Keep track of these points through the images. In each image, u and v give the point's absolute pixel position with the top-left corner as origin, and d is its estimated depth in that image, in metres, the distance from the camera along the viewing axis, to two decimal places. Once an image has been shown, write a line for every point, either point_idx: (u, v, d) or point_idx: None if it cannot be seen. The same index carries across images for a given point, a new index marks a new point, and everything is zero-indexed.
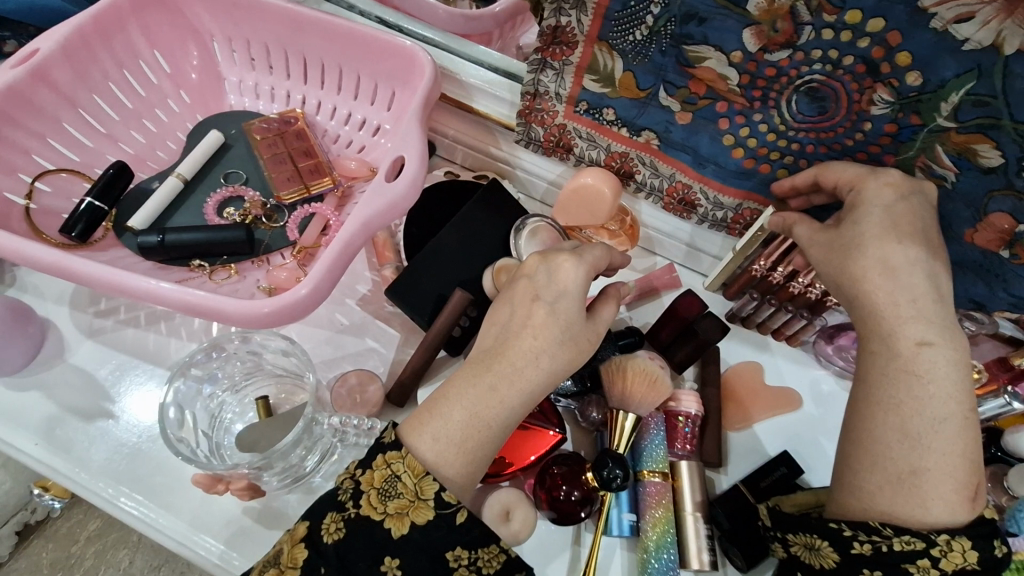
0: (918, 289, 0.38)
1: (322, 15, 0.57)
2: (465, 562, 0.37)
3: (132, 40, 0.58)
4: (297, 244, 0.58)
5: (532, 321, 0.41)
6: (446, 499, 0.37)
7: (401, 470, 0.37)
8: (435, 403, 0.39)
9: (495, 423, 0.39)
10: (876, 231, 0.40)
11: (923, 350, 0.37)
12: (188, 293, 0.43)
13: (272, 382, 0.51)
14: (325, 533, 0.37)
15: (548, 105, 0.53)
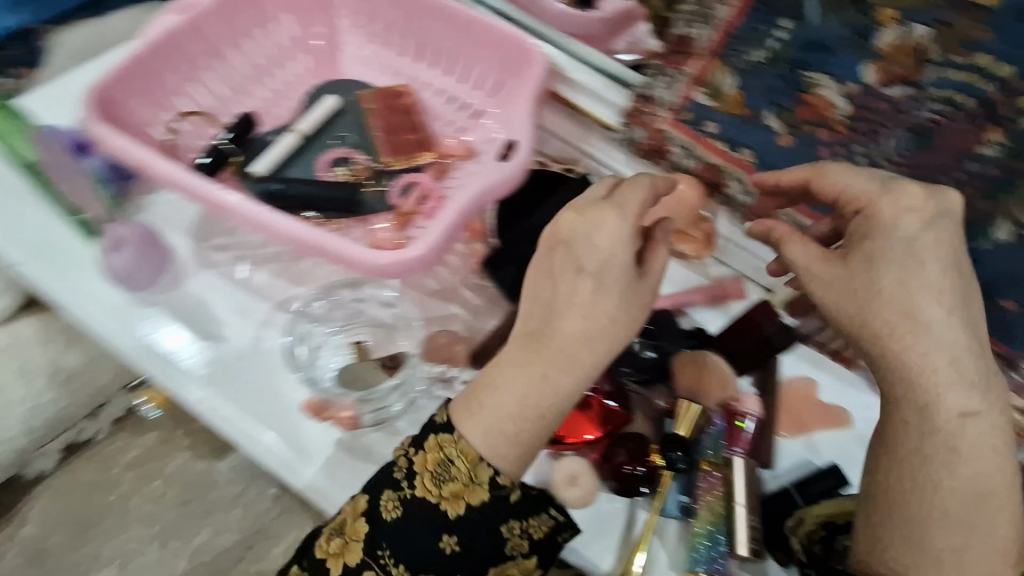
0: (960, 350, 0.37)
1: (453, 4, 0.62)
2: (517, 532, 0.41)
3: (271, 5, 0.64)
4: (399, 210, 0.61)
5: (600, 326, 0.39)
6: (500, 482, 0.40)
7: (456, 455, 0.40)
8: (490, 390, 0.40)
9: (548, 415, 0.40)
10: (893, 273, 0.37)
11: (966, 421, 0.36)
12: (326, 237, 0.49)
13: (369, 329, 0.57)
14: (384, 510, 0.41)
15: (655, 109, 0.57)
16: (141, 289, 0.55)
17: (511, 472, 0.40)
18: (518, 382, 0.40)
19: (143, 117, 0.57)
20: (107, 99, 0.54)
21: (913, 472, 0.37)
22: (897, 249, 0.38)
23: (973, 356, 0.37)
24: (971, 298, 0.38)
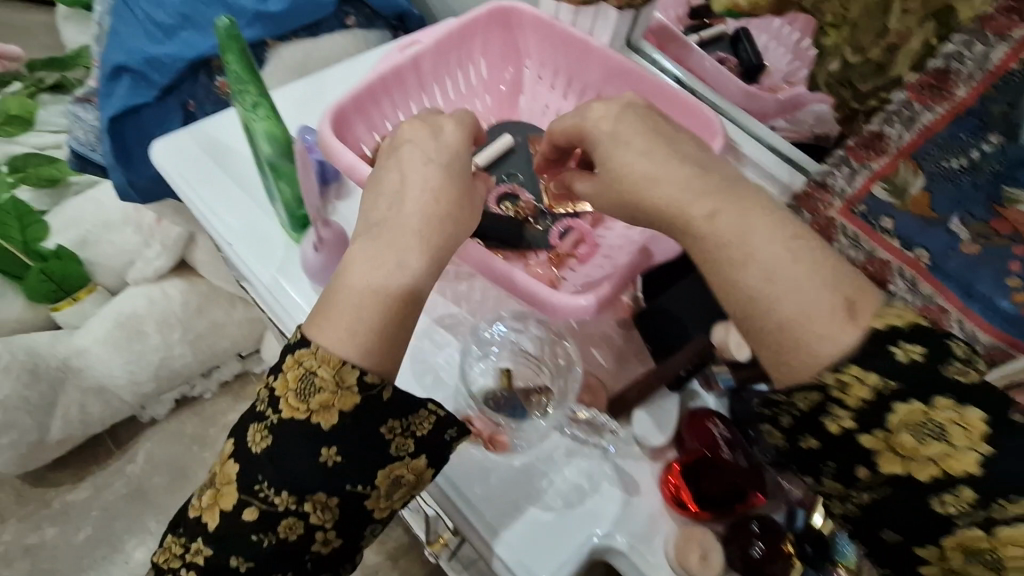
0: (716, 200, 0.42)
1: (639, 69, 0.66)
2: (399, 431, 0.45)
3: (473, 49, 0.71)
4: (555, 250, 0.66)
5: (430, 183, 0.48)
6: (369, 380, 0.43)
7: (317, 365, 0.43)
8: (342, 279, 0.45)
9: (382, 294, 0.44)
10: (623, 148, 0.47)
11: (715, 218, 0.42)
12: (537, 285, 0.54)
13: (512, 359, 0.57)
14: (251, 444, 0.44)
15: (828, 197, 0.56)
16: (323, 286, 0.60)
17: (382, 371, 0.44)
18: (386, 261, 0.45)
19: (357, 134, 0.61)
20: (339, 118, 0.59)
21: (735, 294, 0.40)
22: (609, 142, 0.48)
23: (691, 164, 0.45)
24: (708, 175, 0.44)
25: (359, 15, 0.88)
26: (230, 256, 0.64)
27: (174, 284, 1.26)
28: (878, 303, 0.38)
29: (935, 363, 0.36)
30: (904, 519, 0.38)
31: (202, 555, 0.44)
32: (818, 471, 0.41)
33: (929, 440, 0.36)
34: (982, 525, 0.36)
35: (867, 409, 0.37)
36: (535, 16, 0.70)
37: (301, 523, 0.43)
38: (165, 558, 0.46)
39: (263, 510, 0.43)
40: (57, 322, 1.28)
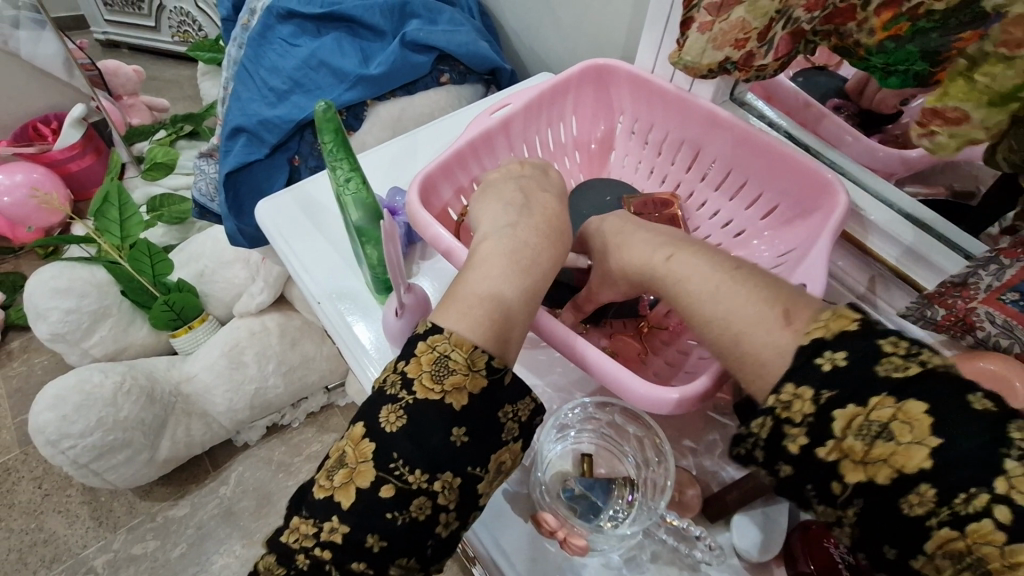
0: (703, 262, 0.47)
1: (750, 128, 0.60)
2: (511, 414, 0.44)
3: (564, 107, 0.69)
4: (647, 320, 0.62)
5: (546, 206, 0.56)
6: (497, 364, 0.44)
7: (450, 347, 0.43)
8: (458, 285, 0.47)
9: (495, 300, 0.46)
10: (614, 223, 0.57)
11: (672, 258, 0.49)
12: (608, 363, 0.48)
13: (597, 441, 0.54)
14: (385, 423, 0.42)
15: (968, 292, 0.48)
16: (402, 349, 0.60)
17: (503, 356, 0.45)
18: (495, 266, 0.48)
19: (444, 199, 0.60)
20: (428, 184, 0.58)
21: (694, 320, 0.46)
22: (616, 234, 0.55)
23: (700, 245, 0.50)
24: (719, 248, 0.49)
25: (454, 72, 0.91)
26: (317, 314, 0.65)
27: (273, 317, 1.34)
28: (812, 311, 0.40)
29: (862, 364, 0.34)
30: (885, 526, 0.32)
31: (339, 534, 0.40)
32: (805, 499, 0.37)
33: (873, 440, 0.33)
34: (953, 523, 0.30)
35: (815, 423, 0.35)
36: (633, 73, 0.66)
37: (431, 502, 0.41)
38: (293, 539, 0.41)
39: (399, 490, 0.40)
40: (174, 347, 1.41)
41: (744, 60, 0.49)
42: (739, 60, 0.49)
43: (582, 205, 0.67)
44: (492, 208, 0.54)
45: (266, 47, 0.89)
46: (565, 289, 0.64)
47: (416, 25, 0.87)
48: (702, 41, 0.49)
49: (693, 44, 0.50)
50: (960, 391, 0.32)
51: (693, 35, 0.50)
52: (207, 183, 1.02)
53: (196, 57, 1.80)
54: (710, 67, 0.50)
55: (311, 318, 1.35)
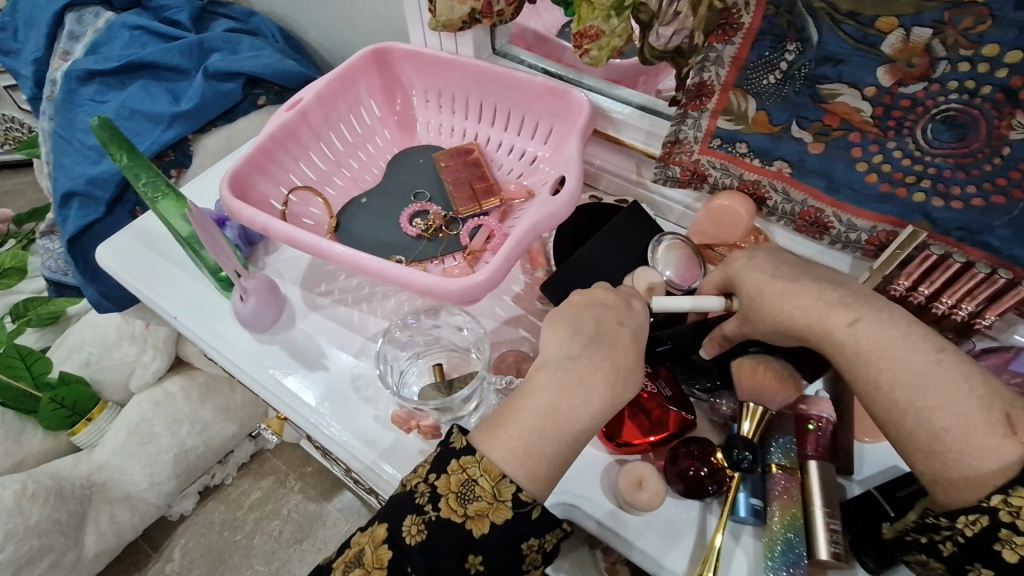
0: (831, 300, 0.45)
1: (504, 70, 0.71)
2: (536, 546, 0.45)
3: (359, 92, 0.78)
4: (468, 248, 0.70)
5: (620, 338, 0.48)
6: (523, 499, 0.43)
7: (479, 475, 0.44)
8: (506, 412, 0.45)
9: (558, 434, 0.44)
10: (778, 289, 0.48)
11: (856, 328, 0.43)
12: (407, 271, 0.54)
13: (445, 353, 0.62)
14: (406, 535, 0.44)
15: (687, 146, 0.64)
16: (264, 332, 0.66)
17: (533, 487, 0.44)
18: (537, 401, 0.45)
19: (264, 192, 0.69)
20: (239, 179, 0.65)
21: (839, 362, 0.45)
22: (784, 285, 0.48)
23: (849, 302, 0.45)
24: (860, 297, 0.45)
25: (270, 94, 0.98)
26: (179, 329, 0.70)
27: (174, 382, 1.32)
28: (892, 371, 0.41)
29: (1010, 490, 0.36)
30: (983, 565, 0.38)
31: None
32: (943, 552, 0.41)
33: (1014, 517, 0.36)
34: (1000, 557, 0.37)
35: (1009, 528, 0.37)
36: (405, 49, 0.75)
37: None
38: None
39: None
40: (77, 444, 1.36)
41: (485, 9, 0.61)
42: (481, 9, 0.61)
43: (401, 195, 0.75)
44: (557, 337, 0.48)
45: (76, 111, 0.94)
46: (394, 243, 0.71)
47: (218, 58, 0.95)
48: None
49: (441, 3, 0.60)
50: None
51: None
52: (55, 260, 1.02)
53: (29, 157, 1.73)
54: (462, 20, 0.61)
55: (214, 371, 1.35)
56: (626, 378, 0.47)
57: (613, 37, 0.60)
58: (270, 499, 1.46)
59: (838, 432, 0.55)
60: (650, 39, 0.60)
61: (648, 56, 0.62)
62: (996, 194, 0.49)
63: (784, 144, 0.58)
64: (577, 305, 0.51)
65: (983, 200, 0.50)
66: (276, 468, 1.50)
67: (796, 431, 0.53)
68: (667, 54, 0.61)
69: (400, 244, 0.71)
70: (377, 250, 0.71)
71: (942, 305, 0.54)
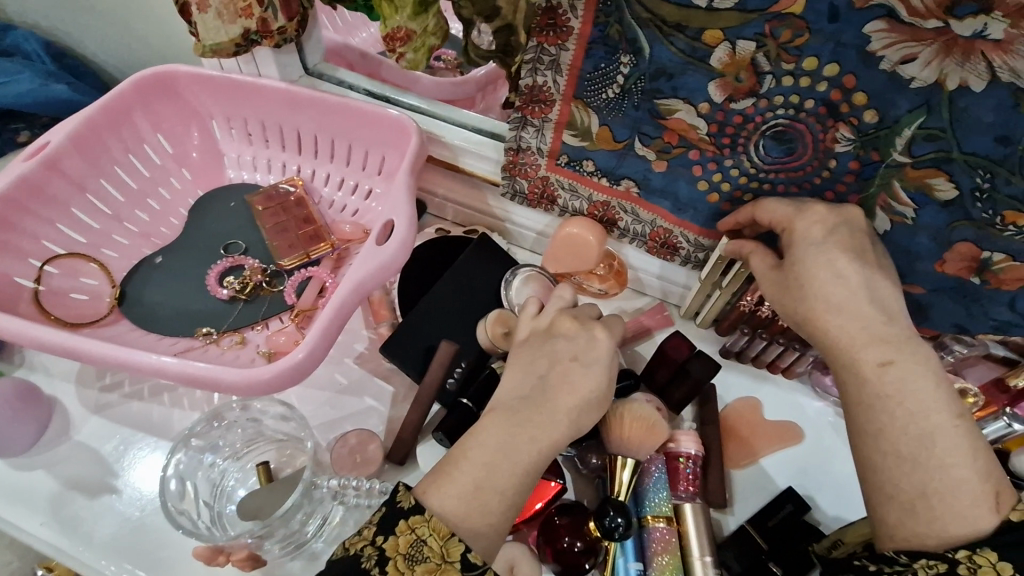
0: (883, 341, 0.39)
1: (313, 93, 0.61)
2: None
3: (137, 126, 0.62)
4: (296, 307, 0.59)
5: (569, 381, 0.43)
6: (473, 559, 0.36)
7: (427, 532, 0.36)
8: (457, 450, 0.40)
9: (510, 477, 0.39)
10: (813, 263, 0.42)
11: (887, 369, 0.38)
12: (191, 364, 0.43)
13: (272, 447, 0.50)
14: None
15: (531, 159, 0.57)
16: (20, 454, 0.51)
17: (480, 546, 0.37)
18: (486, 438, 0.40)
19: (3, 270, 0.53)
20: None
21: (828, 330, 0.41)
22: (810, 251, 0.42)
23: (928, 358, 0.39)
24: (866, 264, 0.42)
25: (34, 127, 0.80)
26: None
27: None
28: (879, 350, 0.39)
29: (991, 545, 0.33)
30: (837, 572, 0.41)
31: None
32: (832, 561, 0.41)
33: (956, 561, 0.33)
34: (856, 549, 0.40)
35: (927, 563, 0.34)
36: (189, 72, 0.62)
37: None
38: None
39: None
40: None
41: (263, 27, 0.54)
42: (257, 28, 0.54)
43: (268, 233, 0.63)
44: (512, 379, 0.44)
45: None
46: (200, 312, 0.59)
47: None
48: (212, 20, 0.52)
49: (203, 25, 0.53)
50: (982, 514, 0.34)
51: (198, 17, 0.52)
52: None
53: None
54: (234, 42, 0.54)
55: None
56: (558, 423, 0.41)
57: (426, 37, 0.49)
58: None
59: (709, 467, 0.52)
60: (473, 36, 0.53)
61: (473, 55, 0.55)
62: None
63: (629, 162, 0.53)
64: (535, 338, 0.47)
65: None
66: None
67: (669, 473, 0.50)
68: (494, 52, 0.54)
69: (209, 312, 0.59)
70: (176, 323, 0.58)
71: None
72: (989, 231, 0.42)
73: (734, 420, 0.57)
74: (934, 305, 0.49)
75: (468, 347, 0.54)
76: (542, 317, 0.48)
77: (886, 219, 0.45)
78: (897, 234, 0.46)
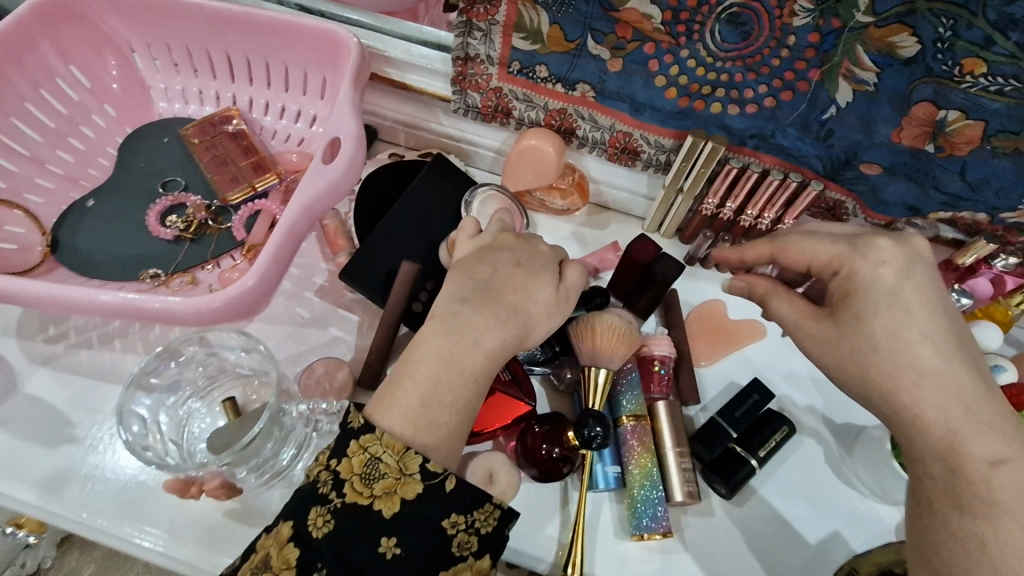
0: (969, 416, 0.34)
1: (237, 8, 0.55)
2: (463, 526, 0.38)
3: (44, 57, 0.56)
4: (246, 243, 0.56)
5: (508, 283, 0.42)
6: (432, 468, 0.37)
7: (381, 450, 0.37)
8: (400, 366, 0.40)
9: (460, 378, 0.39)
10: (879, 307, 0.37)
11: (999, 470, 0.33)
12: (134, 297, 0.41)
13: (237, 383, 0.49)
14: (311, 530, 0.36)
15: (481, 69, 0.54)
16: None
17: (438, 455, 0.38)
18: (428, 347, 0.40)
19: None
20: None
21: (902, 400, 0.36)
22: (883, 301, 0.37)
23: None
24: (955, 334, 0.37)
25: None
26: None
27: None
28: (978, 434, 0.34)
29: None
30: None
31: None
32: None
33: None
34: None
35: None
36: None
37: None
38: None
39: None
40: None
41: None
42: None
43: (208, 168, 0.59)
44: (453, 283, 0.43)
45: None
46: (144, 255, 0.55)
47: None
48: None
49: None
50: None
51: None
52: None
53: None
54: None
55: None
56: (501, 326, 0.40)
57: None
58: None
59: (681, 367, 0.53)
60: None
61: None
62: (784, 91, 0.46)
63: (583, 64, 0.50)
64: (473, 253, 0.44)
65: (773, 99, 0.47)
66: None
67: (641, 375, 0.51)
68: None
69: (154, 255, 0.56)
70: (118, 267, 0.54)
71: (749, 216, 0.55)
72: (948, 88, 0.42)
73: (700, 323, 0.58)
74: (889, 184, 0.50)
75: (430, 267, 0.53)
76: (484, 233, 0.46)
77: (848, 89, 0.45)
78: (858, 105, 0.45)
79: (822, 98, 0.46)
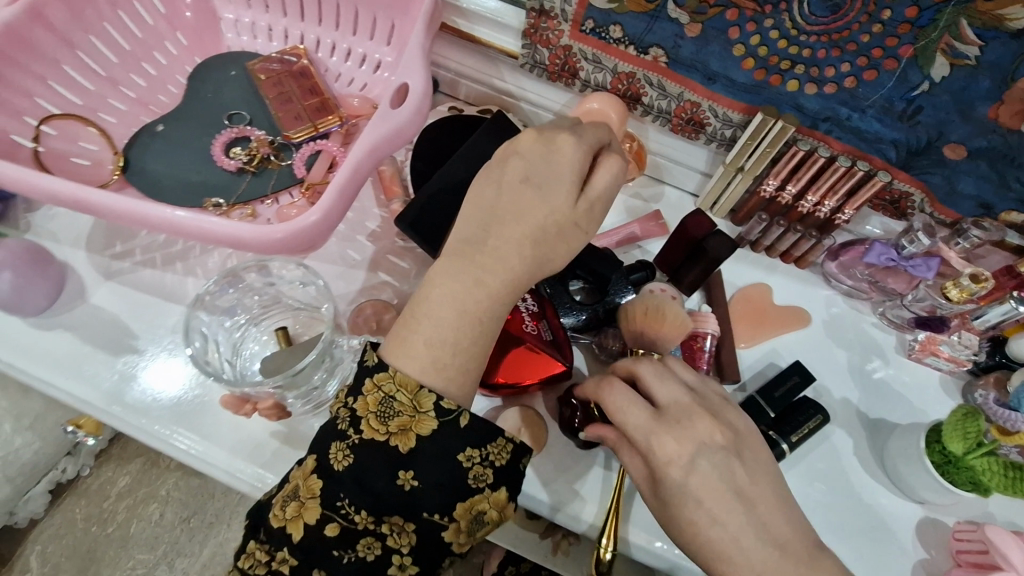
0: None
1: None
2: (477, 459, 0.39)
3: None
4: (305, 181, 0.58)
5: (518, 206, 0.40)
6: (445, 406, 0.39)
7: (394, 389, 0.39)
8: (413, 307, 0.41)
9: (473, 319, 0.40)
10: None
11: None
12: (204, 221, 0.42)
13: (289, 315, 0.51)
14: (333, 463, 0.39)
15: (554, 23, 0.53)
16: (36, 315, 0.51)
17: (452, 393, 0.39)
18: (438, 290, 0.40)
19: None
20: None
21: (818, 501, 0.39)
22: None
23: None
24: None
25: None
26: None
27: None
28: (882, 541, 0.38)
29: None
30: None
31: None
32: None
33: None
34: None
35: None
36: None
37: (379, 543, 0.39)
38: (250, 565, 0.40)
39: (347, 527, 0.38)
40: None
41: None
42: None
43: (274, 103, 0.60)
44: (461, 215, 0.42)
45: None
46: (209, 183, 0.57)
47: None
48: None
49: None
50: None
51: None
52: None
53: None
54: None
55: None
56: (510, 260, 0.39)
57: None
58: (67, 529, 0.96)
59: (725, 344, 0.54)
60: None
61: None
62: (867, 70, 0.45)
63: (663, 24, 0.49)
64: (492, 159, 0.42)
65: (853, 79, 0.46)
66: (75, 492, 0.97)
67: (684, 352, 0.52)
68: None
69: (218, 183, 0.57)
70: (182, 193, 0.56)
71: (808, 203, 0.54)
72: None
73: (745, 305, 0.58)
74: (970, 168, 0.48)
75: None
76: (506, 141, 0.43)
77: (945, 63, 0.43)
78: (956, 80, 0.43)
79: (913, 74, 0.44)
